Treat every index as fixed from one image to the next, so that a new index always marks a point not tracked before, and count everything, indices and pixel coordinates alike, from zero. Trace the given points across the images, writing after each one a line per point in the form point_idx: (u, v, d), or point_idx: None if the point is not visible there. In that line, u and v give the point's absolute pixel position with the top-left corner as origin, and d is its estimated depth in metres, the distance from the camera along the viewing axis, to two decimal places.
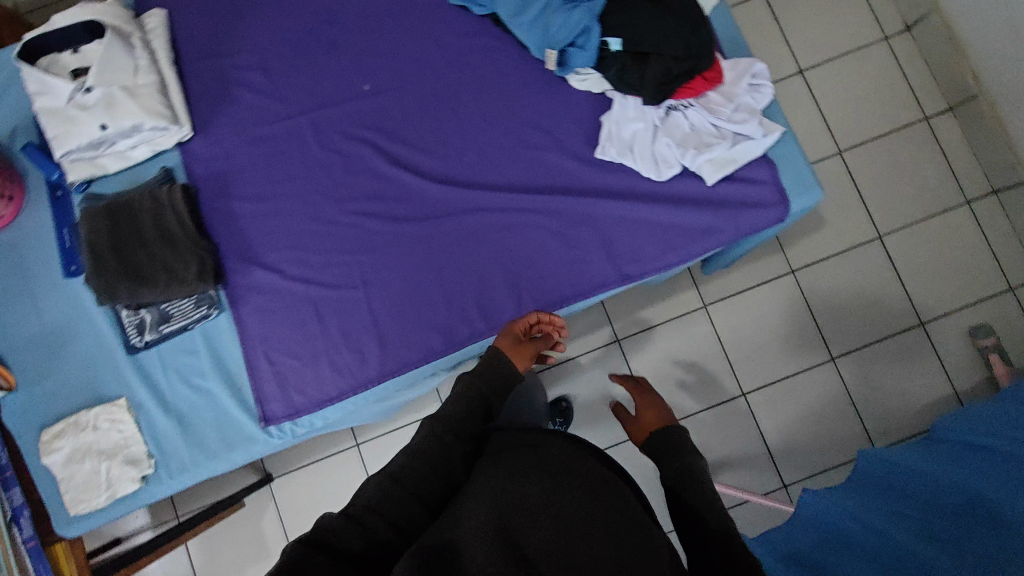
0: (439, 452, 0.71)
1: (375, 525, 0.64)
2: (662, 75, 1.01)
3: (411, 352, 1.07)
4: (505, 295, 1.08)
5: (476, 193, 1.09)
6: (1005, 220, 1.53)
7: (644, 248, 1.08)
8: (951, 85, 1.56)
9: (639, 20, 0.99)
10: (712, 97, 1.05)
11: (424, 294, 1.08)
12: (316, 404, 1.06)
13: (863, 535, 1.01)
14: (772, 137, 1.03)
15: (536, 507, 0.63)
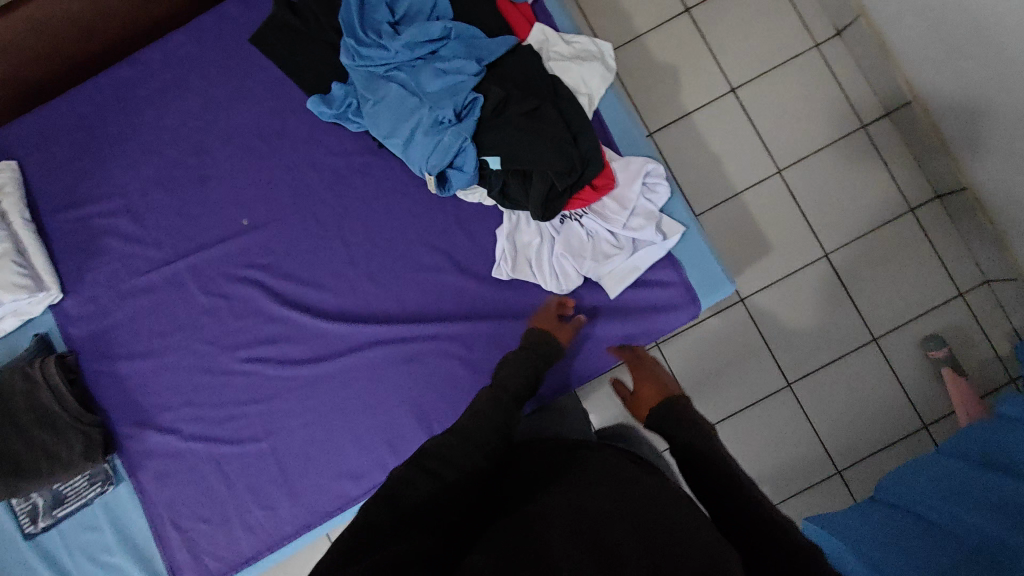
0: (501, 413, 0.77)
1: (439, 469, 0.69)
2: (547, 192, 0.94)
3: (324, 500, 1.02)
4: (416, 429, 1.02)
5: (373, 325, 1.03)
6: (955, 235, 1.39)
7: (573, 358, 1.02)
8: (890, 96, 1.40)
9: (514, 137, 0.92)
10: (606, 204, 0.99)
11: (329, 436, 1.03)
12: (231, 567, 1.01)
13: None
14: (673, 240, 1.00)
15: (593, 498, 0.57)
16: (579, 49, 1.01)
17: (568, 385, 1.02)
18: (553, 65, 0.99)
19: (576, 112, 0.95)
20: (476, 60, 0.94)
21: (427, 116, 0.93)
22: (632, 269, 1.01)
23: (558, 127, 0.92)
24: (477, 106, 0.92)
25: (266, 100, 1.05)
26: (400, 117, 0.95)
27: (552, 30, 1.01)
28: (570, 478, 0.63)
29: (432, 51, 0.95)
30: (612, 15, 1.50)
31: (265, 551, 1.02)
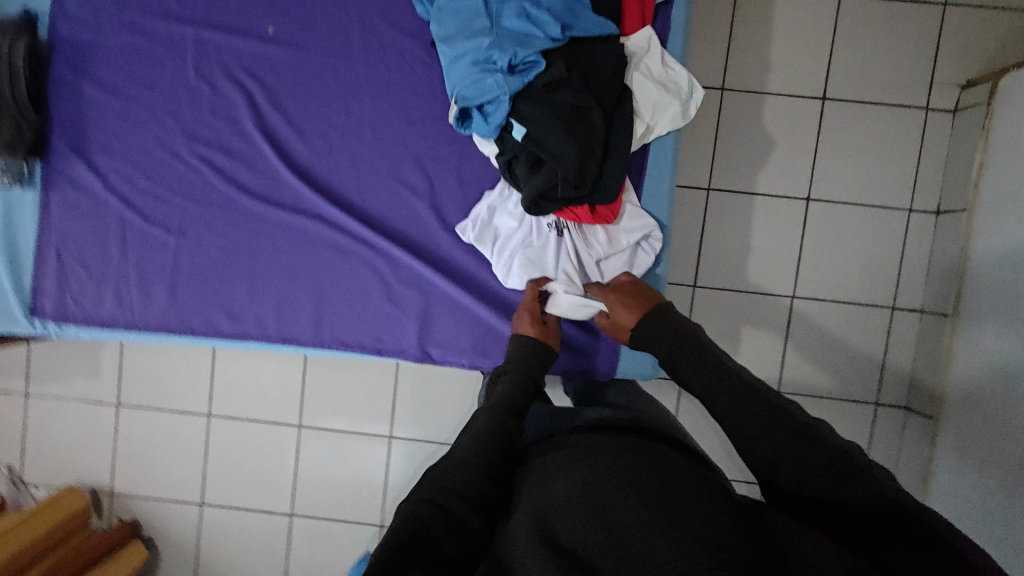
0: (499, 432, 0.78)
1: (444, 497, 0.68)
2: (544, 189, 0.89)
3: (195, 319, 1.03)
4: (308, 311, 1.04)
5: (325, 200, 1.02)
6: (897, 448, 1.38)
7: (474, 344, 1.03)
8: (937, 297, 1.33)
9: (548, 120, 0.85)
10: (596, 235, 0.98)
11: (232, 269, 1.03)
12: (85, 320, 1.03)
13: None
14: None
15: (582, 512, 0.62)
16: (668, 76, 0.94)
17: (462, 364, 1.03)
18: (635, 78, 0.93)
19: (622, 137, 0.90)
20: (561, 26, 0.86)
21: (483, 49, 0.86)
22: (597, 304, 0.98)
23: (594, 138, 0.87)
24: (533, 69, 0.86)
25: None
26: (461, 33, 0.88)
27: (656, 46, 0.94)
28: (575, 476, 0.67)
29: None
30: (750, 57, 1.36)
31: (120, 326, 1.03)
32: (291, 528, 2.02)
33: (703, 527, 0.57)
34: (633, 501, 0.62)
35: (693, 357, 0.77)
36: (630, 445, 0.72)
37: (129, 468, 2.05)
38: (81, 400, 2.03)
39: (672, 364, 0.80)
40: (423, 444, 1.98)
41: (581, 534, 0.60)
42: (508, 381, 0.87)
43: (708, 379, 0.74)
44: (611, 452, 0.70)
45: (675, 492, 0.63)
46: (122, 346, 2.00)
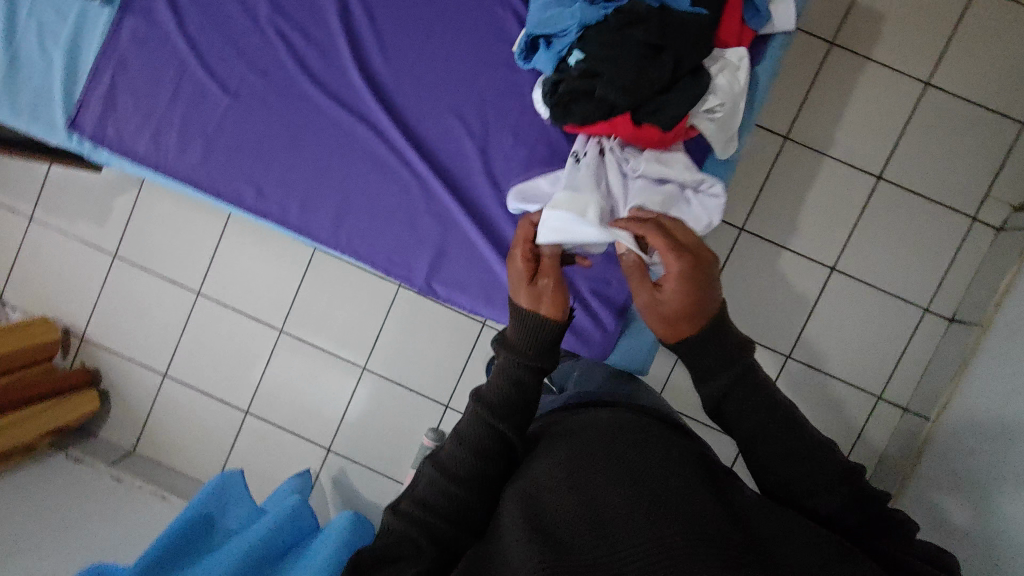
0: (484, 437, 0.85)
1: (426, 514, 0.79)
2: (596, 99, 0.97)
3: (221, 182, 1.04)
4: (331, 209, 1.03)
5: (381, 107, 1.03)
6: None
7: (481, 293, 1.03)
8: None
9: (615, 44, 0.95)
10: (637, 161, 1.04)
11: (270, 148, 1.03)
12: (119, 150, 1.05)
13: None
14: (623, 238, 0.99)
15: (575, 512, 0.72)
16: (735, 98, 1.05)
17: (464, 309, 1.04)
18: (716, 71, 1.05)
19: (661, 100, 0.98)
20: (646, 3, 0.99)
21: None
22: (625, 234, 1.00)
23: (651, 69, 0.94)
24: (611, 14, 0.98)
25: None
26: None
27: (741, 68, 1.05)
28: (566, 483, 0.77)
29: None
30: None
31: (148, 167, 1.05)
32: (242, 425, 2.04)
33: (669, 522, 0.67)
34: (617, 502, 0.72)
35: (744, 394, 0.86)
36: (628, 449, 0.82)
37: (106, 320, 2.06)
38: (80, 241, 2.04)
39: (724, 398, 0.87)
40: (391, 385, 1.99)
41: (570, 530, 0.70)
42: (508, 382, 0.89)
43: (752, 417, 0.85)
44: (599, 458, 0.80)
45: (661, 491, 0.73)
46: (135, 202, 2.01)
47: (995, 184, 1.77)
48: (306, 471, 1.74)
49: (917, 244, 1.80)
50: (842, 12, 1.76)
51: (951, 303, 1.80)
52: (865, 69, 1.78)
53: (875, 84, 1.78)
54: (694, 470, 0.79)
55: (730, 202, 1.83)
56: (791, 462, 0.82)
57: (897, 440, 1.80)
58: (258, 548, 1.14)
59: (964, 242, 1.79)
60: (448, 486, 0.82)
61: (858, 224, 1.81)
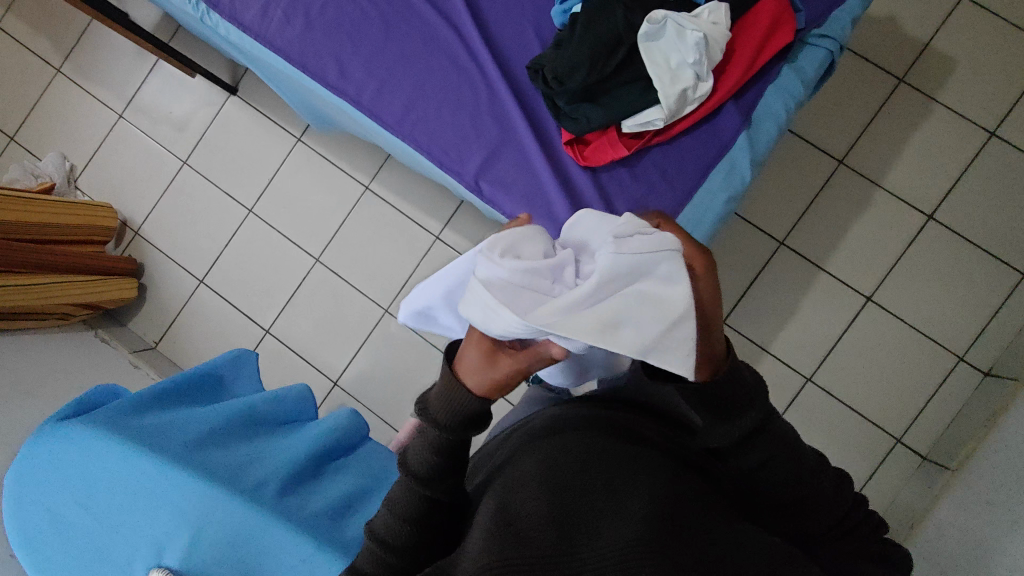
0: (426, 497, 0.78)
1: (376, 545, 0.78)
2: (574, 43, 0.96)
3: (311, 59, 1.13)
4: (400, 100, 1.10)
5: (466, 15, 1.09)
6: None
7: (520, 200, 1.06)
8: None
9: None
10: (661, 55, 0.93)
11: (361, 36, 1.12)
12: (229, 15, 1.15)
13: (233, 431, 1.06)
14: (712, 18, 0.91)
15: (530, 508, 0.71)
16: (712, 50, 0.91)
17: (501, 210, 1.08)
18: (668, 16, 0.92)
19: (621, 23, 0.93)
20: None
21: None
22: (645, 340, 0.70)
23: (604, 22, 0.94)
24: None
25: None
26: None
27: (728, 10, 0.92)
28: (541, 479, 0.75)
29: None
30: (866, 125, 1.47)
31: (251, 35, 1.15)
32: (259, 343, 2.09)
33: (634, 531, 0.64)
34: (591, 515, 0.69)
35: (766, 440, 0.78)
36: (618, 462, 0.78)
37: (160, 219, 2.17)
38: (158, 145, 2.19)
39: (744, 438, 0.78)
40: (409, 332, 2.03)
41: (532, 526, 0.68)
42: (432, 455, 0.78)
43: (767, 455, 0.78)
44: (579, 469, 0.77)
45: (624, 499, 0.71)
46: (215, 117, 2.16)
47: None
48: (301, 388, 1.33)
49: (960, 291, 1.77)
50: (914, 53, 1.82)
51: (989, 357, 1.74)
52: (929, 111, 1.81)
53: (936, 127, 1.81)
54: (675, 493, 0.73)
55: (775, 215, 1.84)
56: (796, 508, 0.79)
57: (910, 489, 1.71)
58: (257, 411, 1.15)
59: (1009, 298, 1.74)
60: (384, 531, 0.78)
61: (900, 259, 1.80)
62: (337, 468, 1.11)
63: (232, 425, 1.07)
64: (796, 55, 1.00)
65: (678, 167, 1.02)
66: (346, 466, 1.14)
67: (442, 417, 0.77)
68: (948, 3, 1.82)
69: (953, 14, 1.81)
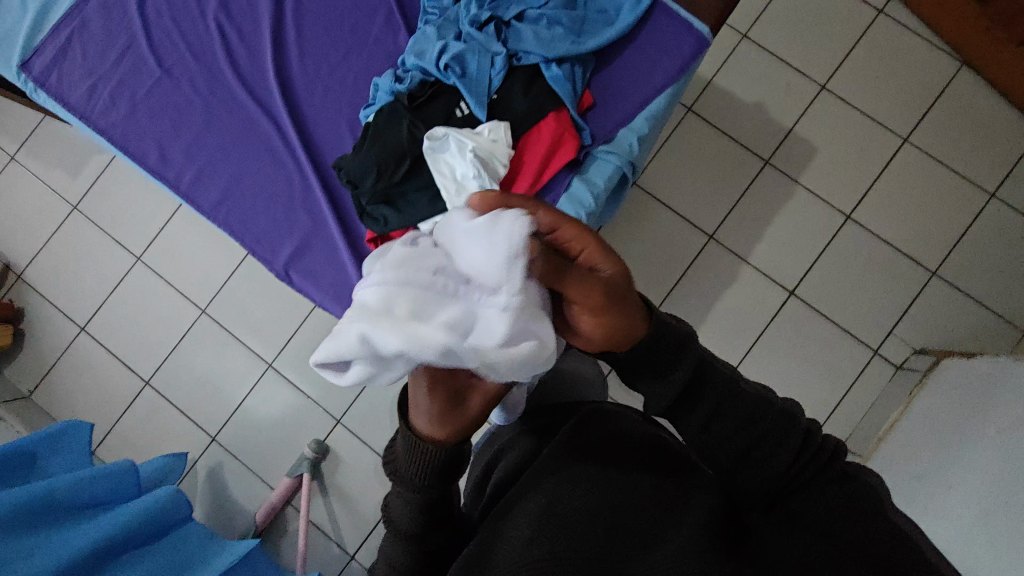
0: (435, 512, 0.87)
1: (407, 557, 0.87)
2: (366, 153, 0.98)
3: (135, 142, 1.14)
4: (217, 187, 1.11)
5: (285, 107, 1.11)
6: None
7: (328, 292, 1.07)
8: None
9: (390, 104, 0.99)
10: (445, 168, 0.97)
11: (184, 122, 1.13)
12: (56, 95, 1.15)
13: (19, 519, 1.01)
14: (490, 133, 0.96)
15: (567, 511, 0.79)
16: (490, 164, 0.95)
17: (313, 298, 1.08)
18: (449, 132, 0.95)
19: (405, 137, 0.96)
20: (493, 61, 0.98)
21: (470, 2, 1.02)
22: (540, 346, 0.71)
23: (389, 136, 0.97)
24: (462, 46, 0.96)
25: None
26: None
27: (508, 128, 0.97)
28: (568, 484, 0.83)
29: (528, 11, 1.02)
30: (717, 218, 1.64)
31: (76, 114, 1.15)
32: (138, 395, 2.04)
33: (676, 542, 0.73)
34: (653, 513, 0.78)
35: (705, 383, 0.81)
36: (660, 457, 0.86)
37: (45, 264, 2.12)
38: (49, 188, 2.15)
39: (682, 391, 0.81)
40: (293, 388, 2.00)
41: (574, 529, 0.77)
42: (413, 511, 0.85)
43: (710, 409, 0.80)
44: (603, 474, 0.84)
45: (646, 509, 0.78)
46: (109, 162, 2.14)
47: (899, 324, 1.84)
48: (128, 467, 1.33)
49: (820, 365, 1.84)
50: (778, 138, 1.93)
51: (844, 430, 1.80)
52: (793, 193, 1.92)
53: (799, 208, 1.91)
54: (708, 510, 0.79)
55: (647, 285, 1.90)
56: (750, 458, 0.78)
57: None
58: (59, 495, 1.12)
59: (862, 374, 1.82)
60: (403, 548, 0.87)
61: (764, 331, 1.87)
62: (125, 564, 1.10)
63: (23, 509, 1.03)
64: (586, 169, 1.04)
65: None
66: (135, 563, 1.11)
67: (409, 472, 0.82)
68: (810, 93, 1.93)
69: (815, 103, 1.93)
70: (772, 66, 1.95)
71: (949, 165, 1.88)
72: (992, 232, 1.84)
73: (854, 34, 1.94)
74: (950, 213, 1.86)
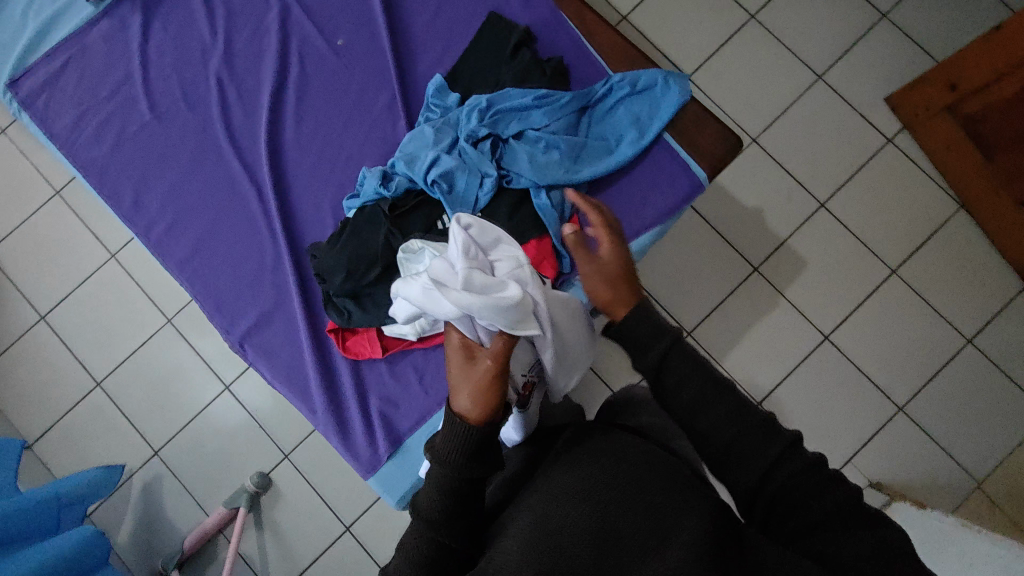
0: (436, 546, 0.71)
1: None
2: (338, 252, 0.96)
3: (111, 182, 1.11)
4: (188, 243, 1.08)
5: (270, 175, 1.08)
6: None
7: (281, 372, 1.04)
8: None
9: (371, 207, 0.97)
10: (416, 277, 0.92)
11: (165, 171, 1.10)
12: (41, 119, 1.12)
13: None
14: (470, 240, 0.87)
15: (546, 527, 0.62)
16: None
17: (263, 375, 1.05)
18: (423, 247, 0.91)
19: (380, 246, 0.94)
20: (483, 181, 0.96)
21: (471, 111, 1.00)
22: (529, 327, 0.81)
23: (363, 241, 0.95)
24: (453, 162, 0.94)
25: (443, 37, 1.10)
26: (498, 57, 1.06)
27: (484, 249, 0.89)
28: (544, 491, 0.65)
29: (528, 131, 1.01)
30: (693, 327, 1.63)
31: (57, 143, 1.12)
32: (87, 395, 1.98)
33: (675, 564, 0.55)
34: (632, 524, 0.61)
35: (675, 368, 0.66)
36: (649, 456, 0.68)
37: (16, 244, 2.07)
38: (34, 167, 2.10)
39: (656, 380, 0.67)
40: (245, 414, 1.95)
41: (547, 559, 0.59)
42: (439, 498, 0.71)
43: (689, 392, 0.65)
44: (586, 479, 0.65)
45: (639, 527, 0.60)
46: None
47: (859, 454, 1.83)
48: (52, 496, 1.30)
49: None
50: (771, 247, 1.93)
51: None
52: (776, 304, 1.92)
53: (780, 320, 1.91)
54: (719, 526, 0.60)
55: None
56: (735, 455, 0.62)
57: None
58: None
59: None
60: None
61: None
62: None
63: None
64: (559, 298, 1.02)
65: (434, 374, 1.02)
66: None
67: (447, 452, 0.73)
68: (809, 207, 1.94)
69: (813, 219, 1.94)
70: (777, 175, 1.95)
71: (930, 303, 1.89)
72: (964, 378, 1.85)
73: (860, 158, 1.95)
74: (926, 352, 1.87)
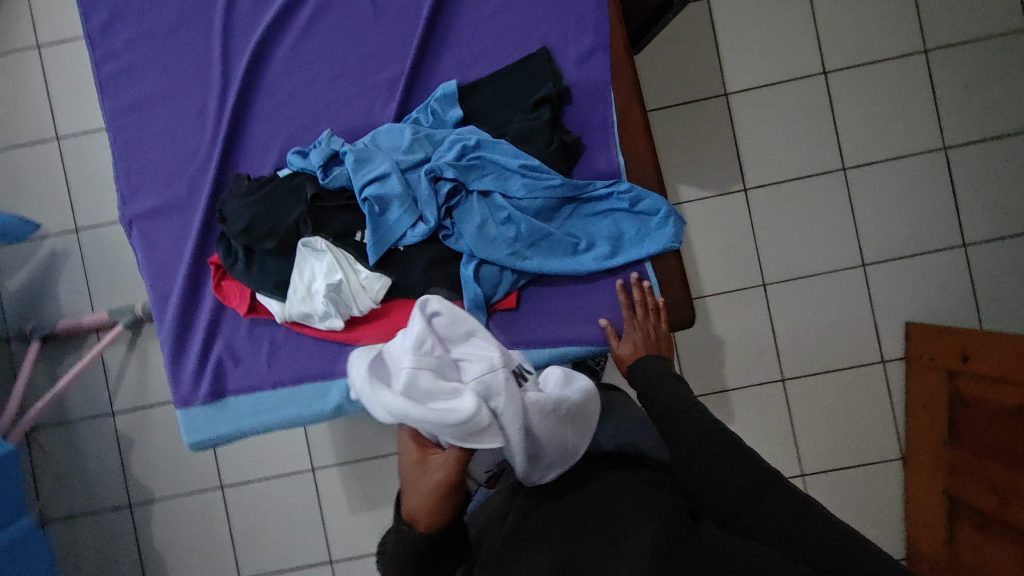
0: None
1: None
2: (248, 203, 0.91)
3: None
4: (133, 95, 1.00)
5: (242, 78, 0.99)
6: None
7: (151, 269, 1.00)
8: None
9: (301, 182, 0.93)
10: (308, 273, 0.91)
11: (147, 10, 1.00)
12: None
13: None
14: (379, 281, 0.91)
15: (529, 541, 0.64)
16: (343, 304, 0.91)
17: (136, 261, 1.01)
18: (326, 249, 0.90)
19: (286, 224, 0.90)
20: (417, 223, 0.91)
21: (453, 144, 0.92)
22: (490, 443, 0.67)
23: (274, 207, 0.91)
24: (397, 189, 0.89)
25: (483, 46, 0.98)
26: (519, 100, 0.96)
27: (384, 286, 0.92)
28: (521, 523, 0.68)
29: (497, 194, 0.93)
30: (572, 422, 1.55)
31: None
32: None
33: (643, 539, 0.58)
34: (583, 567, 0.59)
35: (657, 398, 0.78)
36: (590, 493, 0.70)
37: None
38: None
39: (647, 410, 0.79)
40: None
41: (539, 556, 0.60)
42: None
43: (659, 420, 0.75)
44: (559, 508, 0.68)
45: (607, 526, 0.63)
46: None
47: None
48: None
49: None
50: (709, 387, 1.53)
51: None
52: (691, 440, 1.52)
53: None
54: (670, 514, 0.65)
55: None
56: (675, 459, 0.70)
57: None
58: None
59: None
60: None
61: None
62: None
63: None
64: None
65: (284, 356, 0.99)
66: None
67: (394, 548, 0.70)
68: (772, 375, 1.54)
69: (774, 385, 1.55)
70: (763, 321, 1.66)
71: None
72: None
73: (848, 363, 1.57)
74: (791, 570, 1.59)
